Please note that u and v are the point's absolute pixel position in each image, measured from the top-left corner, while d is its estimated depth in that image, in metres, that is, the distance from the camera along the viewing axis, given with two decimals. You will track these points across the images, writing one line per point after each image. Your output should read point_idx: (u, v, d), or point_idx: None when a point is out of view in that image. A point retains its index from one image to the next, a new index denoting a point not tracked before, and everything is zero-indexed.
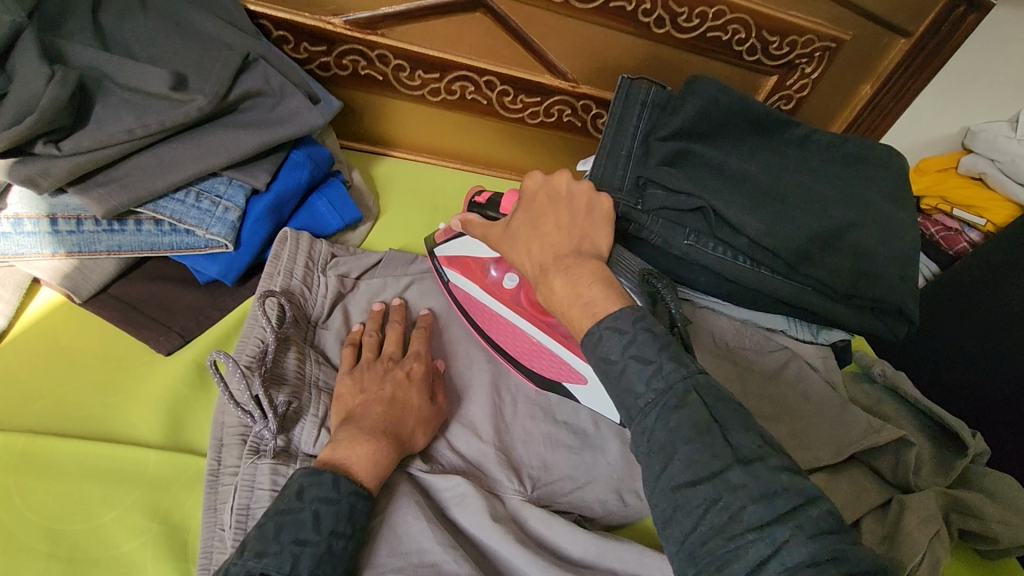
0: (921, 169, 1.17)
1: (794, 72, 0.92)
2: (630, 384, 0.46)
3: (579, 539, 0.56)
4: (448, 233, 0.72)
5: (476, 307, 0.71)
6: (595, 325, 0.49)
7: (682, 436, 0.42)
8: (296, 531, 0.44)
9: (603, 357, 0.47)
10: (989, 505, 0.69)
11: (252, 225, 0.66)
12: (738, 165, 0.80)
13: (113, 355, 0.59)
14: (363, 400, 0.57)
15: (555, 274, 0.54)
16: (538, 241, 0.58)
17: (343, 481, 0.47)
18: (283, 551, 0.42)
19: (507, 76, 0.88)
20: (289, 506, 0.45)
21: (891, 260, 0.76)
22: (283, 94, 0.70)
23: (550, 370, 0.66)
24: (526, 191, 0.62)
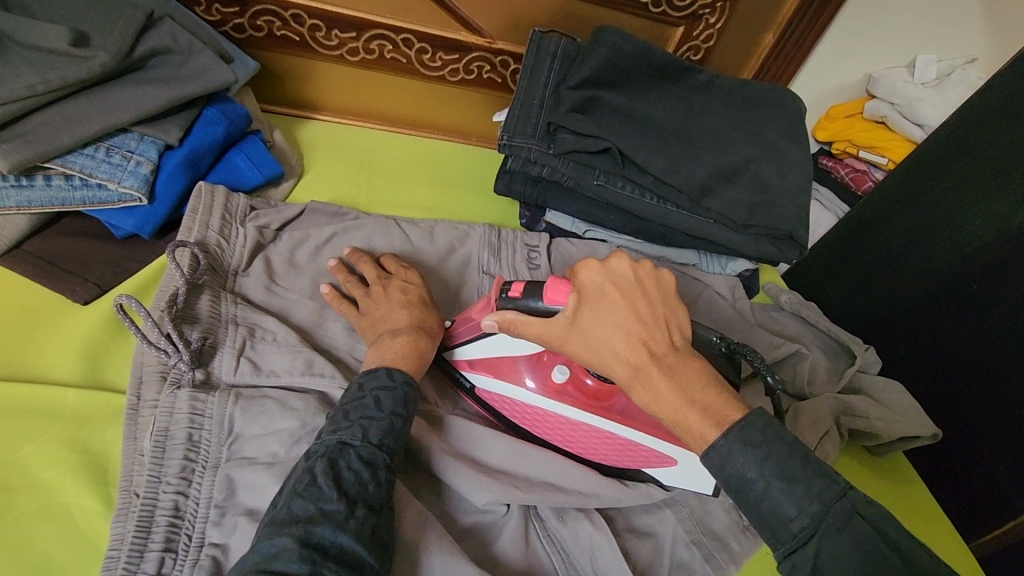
0: (832, 116, 1.25)
1: (699, 23, 0.96)
2: (744, 476, 0.48)
3: (504, 450, 0.62)
4: (468, 331, 0.66)
5: (522, 411, 0.67)
6: (724, 439, 0.48)
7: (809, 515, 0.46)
8: (363, 412, 0.52)
9: (741, 477, 0.48)
10: (872, 406, 0.76)
11: (167, 178, 0.68)
12: (645, 111, 0.84)
13: (27, 306, 0.60)
14: (380, 315, 0.65)
15: (659, 373, 0.51)
16: (626, 337, 0.52)
17: (396, 372, 0.56)
18: (354, 425, 0.51)
19: (423, 34, 0.90)
20: (352, 398, 0.54)
21: (786, 193, 0.82)
22: (191, 51, 0.71)
23: (628, 461, 0.64)
24: (584, 283, 0.55)
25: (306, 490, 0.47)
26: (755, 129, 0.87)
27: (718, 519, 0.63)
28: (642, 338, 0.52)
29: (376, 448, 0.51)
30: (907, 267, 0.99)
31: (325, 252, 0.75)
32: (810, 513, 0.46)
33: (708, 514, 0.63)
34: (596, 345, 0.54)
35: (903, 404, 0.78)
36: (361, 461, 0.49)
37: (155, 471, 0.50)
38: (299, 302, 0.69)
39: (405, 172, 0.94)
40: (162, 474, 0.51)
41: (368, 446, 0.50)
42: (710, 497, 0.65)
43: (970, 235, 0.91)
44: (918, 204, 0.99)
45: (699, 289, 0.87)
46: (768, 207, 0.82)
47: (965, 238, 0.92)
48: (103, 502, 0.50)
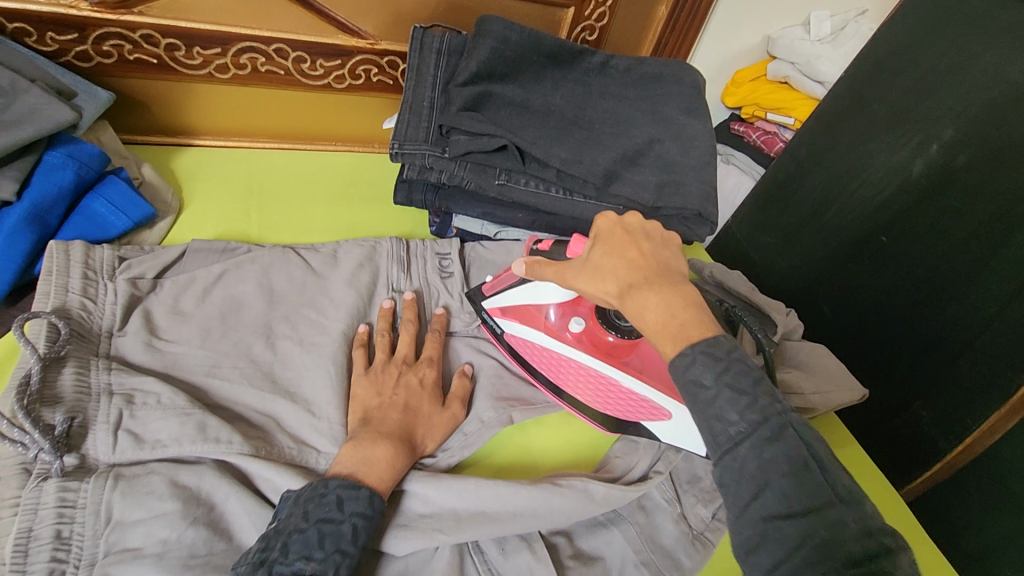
0: (738, 82, 1.25)
1: (589, 2, 0.93)
2: (720, 412, 0.42)
3: (425, 486, 0.57)
4: (503, 280, 0.71)
5: (542, 358, 0.70)
6: (690, 348, 0.44)
7: (778, 469, 0.40)
8: (337, 542, 0.48)
9: (695, 382, 0.43)
10: (805, 379, 0.76)
11: (8, 238, 0.60)
12: (541, 101, 0.81)
13: None
14: (380, 403, 0.62)
15: (645, 291, 0.49)
16: (625, 266, 0.52)
17: (379, 499, 0.52)
18: (328, 557, 0.47)
19: (298, 42, 0.83)
20: (329, 515, 0.49)
21: (692, 169, 0.80)
22: (16, 92, 0.63)
23: (630, 412, 0.66)
24: (601, 229, 0.56)
25: None
26: (655, 106, 0.85)
27: (669, 533, 0.62)
28: (638, 269, 0.51)
29: None
30: (822, 225, 1.01)
31: (215, 294, 0.68)
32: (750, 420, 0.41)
33: (658, 530, 0.62)
34: (599, 277, 0.53)
35: (830, 367, 0.79)
36: None
37: None
38: (189, 353, 0.63)
39: (302, 194, 0.88)
40: None
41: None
42: (660, 509, 0.64)
43: (873, 189, 0.93)
44: (824, 162, 1.01)
45: None
46: (675, 186, 0.80)
47: (869, 190, 0.93)
48: None
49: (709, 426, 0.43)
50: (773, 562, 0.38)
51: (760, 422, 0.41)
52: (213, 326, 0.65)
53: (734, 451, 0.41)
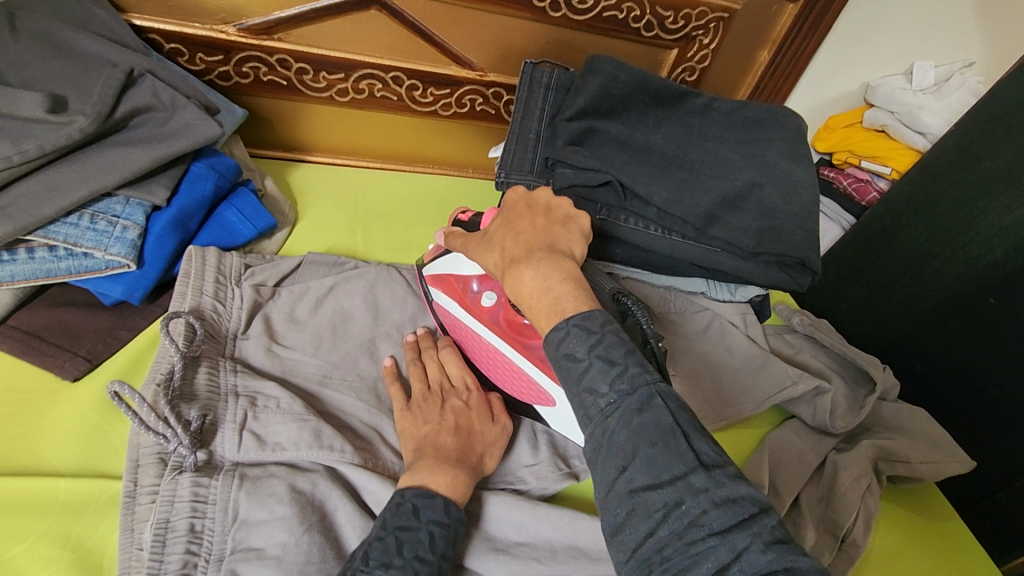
0: (831, 127, 1.23)
1: (692, 44, 0.95)
2: (592, 384, 0.44)
3: (503, 507, 0.58)
4: (437, 248, 0.72)
5: (455, 325, 0.70)
6: (564, 321, 0.47)
7: (645, 439, 0.40)
8: (416, 549, 0.49)
9: (567, 355, 0.46)
10: (910, 449, 0.73)
11: (156, 240, 0.65)
12: (645, 139, 0.82)
13: (14, 387, 0.56)
14: (428, 432, 0.59)
15: (524, 265, 0.52)
16: (512, 237, 0.56)
17: (454, 508, 0.53)
18: (409, 564, 0.47)
19: (413, 71, 0.88)
20: (406, 522, 0.50)
21: (794, 217, 0.79)
22: (175, 108, 0.68)
23: (520, 391, 0.65)
24: (508, 204, 0.62)
25: None
26: (758, 151, 0.84)
27: None
28: (524, 239, 0.55)
29: None
30: (920, 280, 0.97)
31: (326, 306, 0.71)
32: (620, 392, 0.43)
33: None
34: (491, 247, 0.58)
35: (934, 437, 0.75)
36: None
37: (154, 568, 0.46)
38: (305, 359, 0.66)
39: (402, 214, 0.92)
40: (163, 571, 0.46)
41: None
42: None
43: (981, 247, 0.89)
44: (927, 217, 0.98)
45: (710, 318, 0.86)
46: (776, 232, 0.78)
47: (977, 250, 0.90)
48: None
49: (581, 400, 0.44)
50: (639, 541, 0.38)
51: (627, 393, 0.42)
52: (325, 337, 0.68)
53: (605, 424, 0.42)
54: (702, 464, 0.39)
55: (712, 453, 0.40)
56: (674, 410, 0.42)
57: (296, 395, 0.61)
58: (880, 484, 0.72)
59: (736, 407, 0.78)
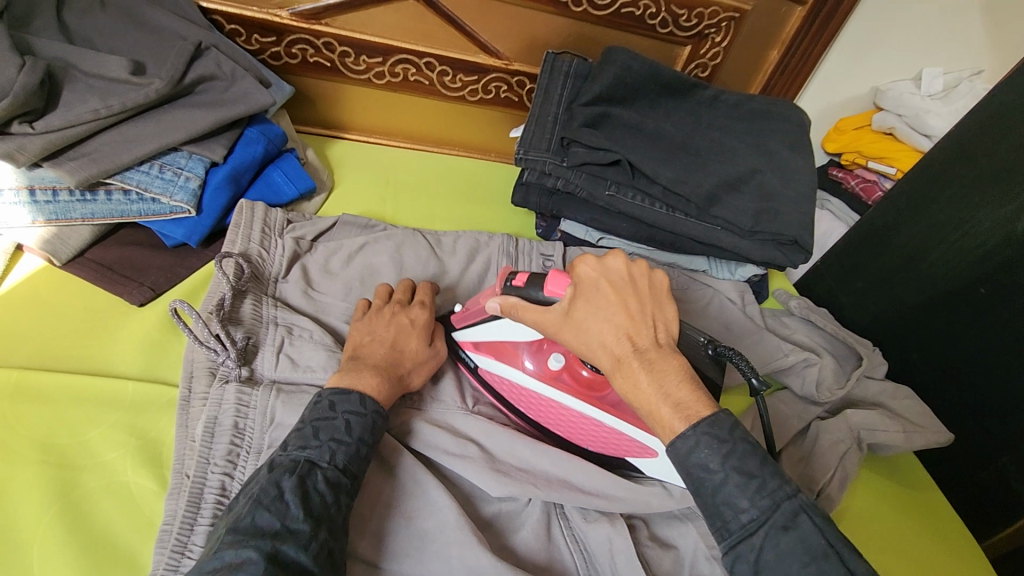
0: (841, 129, 1.28)
1: (705, 42, 1.01)
2: (729, 498, 0.48)
3: (490, 436, 0.66)
4: (476, 314, 0.70)
5: (521, 395, 0.70)
6: (692, 430, 0.50)
7: (795, 557, 0.45)
8: (332, 432, 0.52)
9: (701, 467, 0.49)
10: (890, 420, 0.78)
11: (212, 193, 0.73)
12: (654, 125, 0.89)
13: (90, 307, 0.65)
14: (369, 340, 0.64)
15: (637, 368, 0.52)
16: (609, 330, 0.55)
17: (370, 401, 0.56)
18: (323, 445, 0.51)
19: (445, 58, 0.96)
20: (323, 415, 0.54)
21: (792, 200, 0.85)
22: (234, 78, 0.77)
23: (613, 450, 0.66)
24: (582, 278, 0.58)
25: (271, 504, 0.46)
26: (761, 140, 0.90)
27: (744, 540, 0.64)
28: (625, 332, 0.54)
29: (338, 472, 0.51)
30: (918, 272, 1.01)
31: (357, 261, 0.79)
32: (760, 507, 0.46)
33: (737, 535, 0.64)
34: (584, 335, 0.56)
35: (914, 412, 0.80)
36: (326, 484, 0.49)
37: (204, 453, 0.54)
38: (335, 303, 0.74)
39: (427, 189, 1.00)
40: (210, 456, 0.54)
41: (333, 469, 0.50)
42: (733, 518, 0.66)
43: (974, 239, 0.94)
44: (926, 212, 1.01)
45: (711, 294, 0.91)
46: (774, 214, 0.84)
47: (973, 243, 0.93)
48: (157, 480, 0.53)
49: (720, 513, 0.48)
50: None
51: (770, 509, 0.46)
52: (354, 286, 0.77)
53: (751, 542, 0.46)
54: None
55: (869, 574, 0.44)
56: (823, 528, 0.45)
57: (326, 332, 0.69)
58: (863, 452, 0.76)
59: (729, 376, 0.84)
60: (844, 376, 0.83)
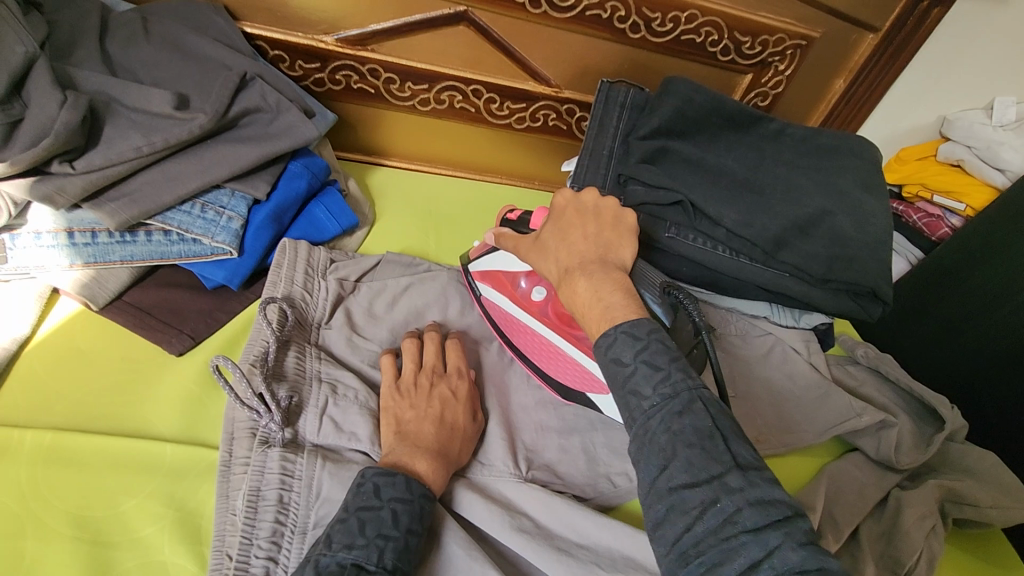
0: (902, 158, 1.20)
1: (768, 70, 0.96)
2: (636, 388, 0.45)
3: (545, 506, 0.60)
4: (482, 246, 0.75)
5: (506, 319, 0.73)
6: (613, 328, 0.48)
7: (683, 440, 0.42)
8: (379, 527, 0.47)
9: (615, 360, 0.47)
10: (980, 492, 0.71)
11: (255, 232, 0.70)
12: (715, 161, 0.83)
13: (127, 356, 0.61)
14: (413, 416, 0.59)
15: (579, 276, 0.53)
16: (566, 248, 0.57)
17: (416, 485, 0.51)
18: (370, 544, 0.46)
19: (493, 85, 0.91)
20: (368, 503, 0.49)
21: (867, 246, 0.78)
22: (279, 110, 0.73)
23: (572, 379, 0.67)
24: (555, 206, 0.61)
25: None
26: (831, 178, 0.83)
27: None
28: (578, 251, 0.56)
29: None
30: (995, 320, 0.94)
31: (402, 304, 0.75)
32: (664, 396, 0.44)
33: None
34: (545, 255, 0.59)
35: (1005, 482, 0.73)
36: None
37: (247, 532, 0.50)
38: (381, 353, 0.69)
39: (471, 222, 0.95)
40: (254, 536, 0.50)
41: (382, 573, 0.45)
42: None
43: None
44: (1005, 255, 0.94)
45: (772, 343, 0.85)
46: (847, 260, 0.78)
47: None
48: (195, 559, 0.49)
49: (626, 401, 0.46)
50: (677, 535, 0.40)
51: (670, 398, 0.44)
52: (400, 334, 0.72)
53: (647, 427, 0.44)
54: (737, 464, 0.41)
55: (749, 456, 0.42)
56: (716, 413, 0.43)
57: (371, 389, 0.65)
58: (946, 526, 0.70)
59: (794, 434, 0.78)
60: (922, 441, 0.76)
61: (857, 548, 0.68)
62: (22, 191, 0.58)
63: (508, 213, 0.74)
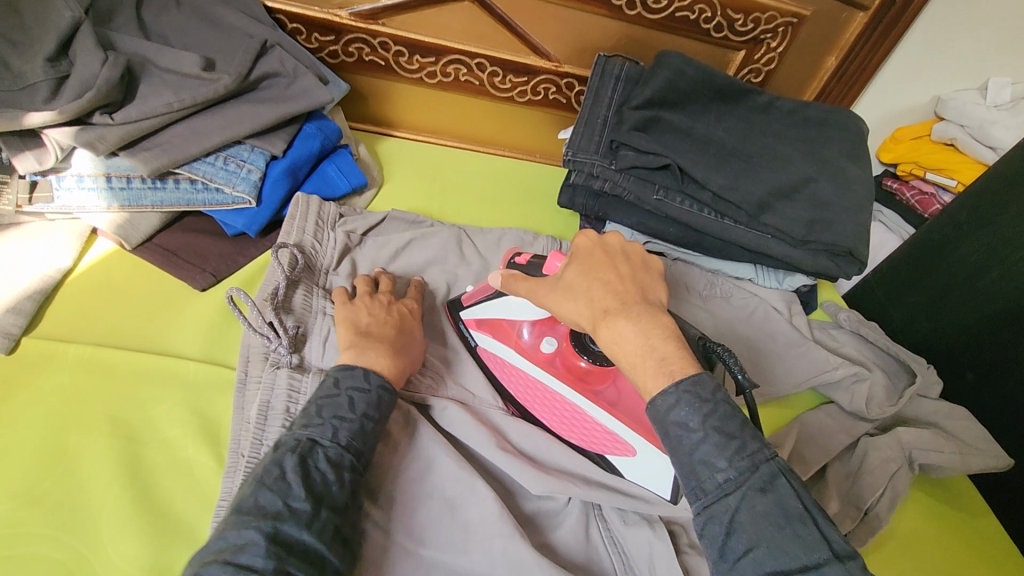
0: (898, 138, 1.22)
1: (760, 47, 1.00)
2: (707, 459, 0.47)
3: (528, 433, 0.66)
4: (481, 291, 0.72)
5: (512, 376, 0.69)
6: (674, 387, 0.49)
7: (770, 521, 0.44)
8: (335, 410, 0.53)
9: (680, 425, 0.48)
10: (945, 441, 0.75)
11: (272, 185, 0.76)
12: (705, 130, 0.88)
13: (157, 289, 0.68)
14: (370, 321, 0.63)
15: (623, 321, 0.52)
16: (601, 288, 0.55)
17: (374, 376, 0.57)
18: (325, 423, 0.52)
19: (496, 59, 0.97)
20: (328, 393, 0.55)
21: (846, 210, 0.83)
22: (296, 75, 0.80)
23: (592, 443, 0.65)
24: (579, 247, 0.59)
25: (274, 484, 0.47)
26: (815, 148, 0.88)
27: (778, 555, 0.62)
28: (615, 292, 0.55)
29: (341, 450, 0.52)
30: (976, 290, 0.97)
31: (403, 257, 0.81)
32: (739, 469, 0.46)
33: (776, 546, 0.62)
34: (574, 296, 0.56)
35: (969, 433, 0.77)
36: (328, 461, 0.50)
37: (258, 436, 0.56)
38: None
39: (472, 189, 1.01)
40: (265, 439, 0.56)
41: (336, 448, 0.51)
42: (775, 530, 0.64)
43: None
44: (989, 228, 0.96)
45: (755, 304, 0.89)
46: (826, 224, 0.83)
47: None
48: (214, 457, 0.56)
49: (696, 473, 0.47)
50: None
51: (748, 472, 0.46)
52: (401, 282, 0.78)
53: (725, 503, 0.46)
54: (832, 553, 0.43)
55: (841, 543, 0.44)
56: (799, 492, 0.46)
57: None
58: (913, 472, 0.73)
59: (772, 384, 0.83)
60: (892, 395, 0.80)
61: (823, 487, 0.72)
62: (67, 138, 0.65)
63: (514, 256, 0.72)
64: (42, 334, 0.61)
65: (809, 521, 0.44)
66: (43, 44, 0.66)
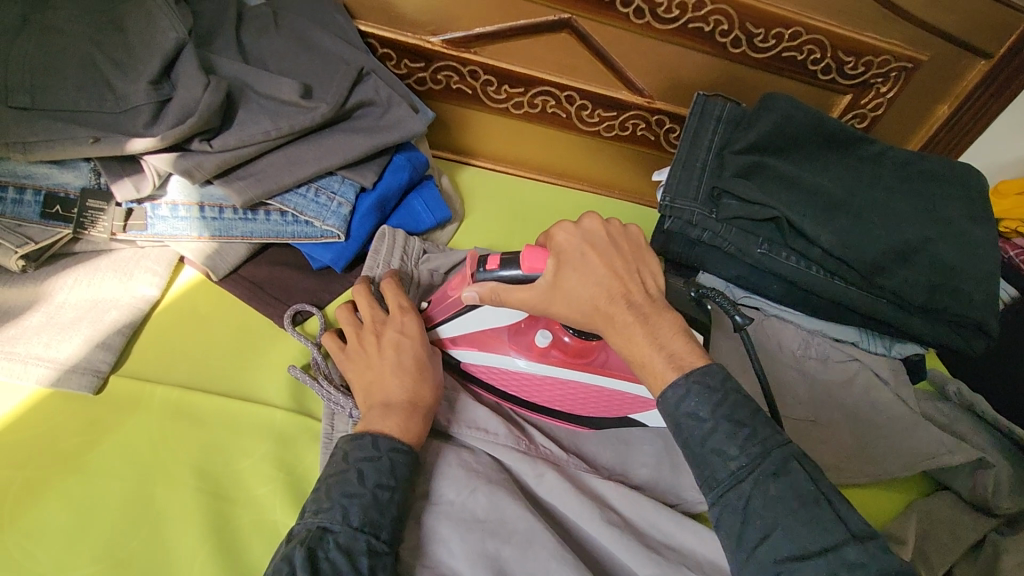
0: (1001, 192, 1.10)
1: (868, 91, 0.94)
2: (718, 446, 0.50)
3: (628, 502, 0.60)
4: (446, 308, 0.64)
5: (508, 379, 0.66)
6: (682, 378, 0.51)
7: (785, 506, 0.47)
8: (343, 486, 0.48)
9: (692, 415, 0.51)
10: None
11: (360, 219, 0.73)
12: (816, 181, 0.80)
13: (242, 327, 0.65)
14: (371, 376, 0.56)
15: (635, 323, 0.53)
16: (602, 290, 0.54)
17: (382, 440, 0.50)
18: (334, 505, 0.47)
19: (587, 92, 0.93)
20: (336, 468, 0.49)
21: (973, 278, 0.76)
22: (389, 104, 0.76)
23: (615, 408, 0.66)
24: (564, 246, 0.56)
25: None
26: (933, 206, 0.79)
27: None
28: (617, 290, 0.54)
29: (356, 534, 0.46)
30: None
31: None
32: (750, 454, 0.49)
33: None
34: (575, 302, 0.55)
35: None
36: (339, 550, 0.44)
37: None
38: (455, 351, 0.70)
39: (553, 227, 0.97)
40: None
41: (347, 531, 0.46)
42: None
43: None
44: None
45: (854, 369, 0.83)
46: (952, 289, 0.76)
47: None
48: None
49: (708, 463, 0.50)
50: None
51: (760, 457, 0.49)
52: None
53: (740, 490, 0.48)
54: (853, 534, 0.45)
55: (861, 525, 0.46)
56: (816, 479, 0.48)
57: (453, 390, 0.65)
58: None
59: (881, 467, 0.75)
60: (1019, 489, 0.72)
61: None
62: (166, 165, 0.63)
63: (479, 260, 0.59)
64: (131, 371, 0.59)
65: (825, 501, 0.47)
66: (146, 66, 0.63)
